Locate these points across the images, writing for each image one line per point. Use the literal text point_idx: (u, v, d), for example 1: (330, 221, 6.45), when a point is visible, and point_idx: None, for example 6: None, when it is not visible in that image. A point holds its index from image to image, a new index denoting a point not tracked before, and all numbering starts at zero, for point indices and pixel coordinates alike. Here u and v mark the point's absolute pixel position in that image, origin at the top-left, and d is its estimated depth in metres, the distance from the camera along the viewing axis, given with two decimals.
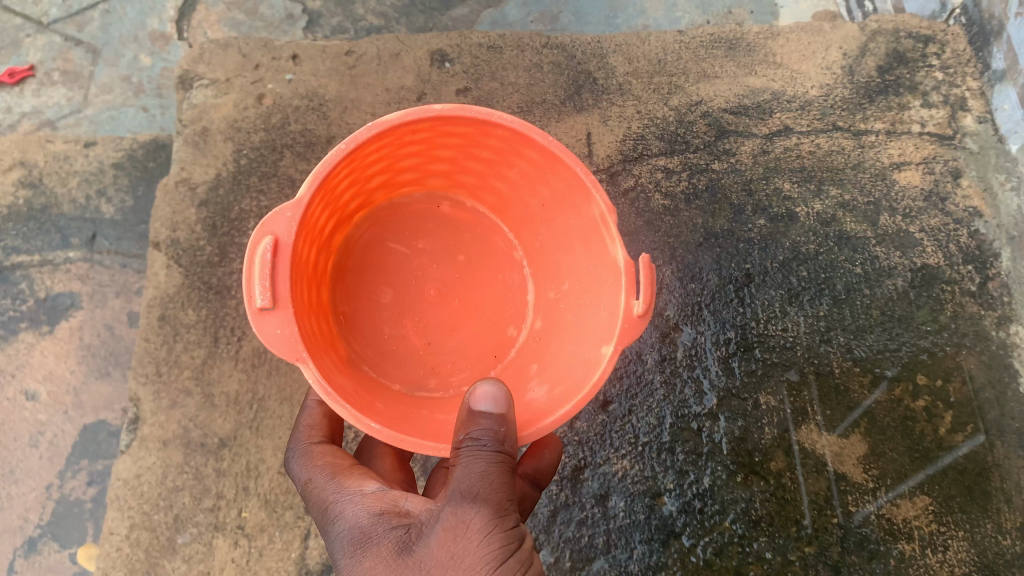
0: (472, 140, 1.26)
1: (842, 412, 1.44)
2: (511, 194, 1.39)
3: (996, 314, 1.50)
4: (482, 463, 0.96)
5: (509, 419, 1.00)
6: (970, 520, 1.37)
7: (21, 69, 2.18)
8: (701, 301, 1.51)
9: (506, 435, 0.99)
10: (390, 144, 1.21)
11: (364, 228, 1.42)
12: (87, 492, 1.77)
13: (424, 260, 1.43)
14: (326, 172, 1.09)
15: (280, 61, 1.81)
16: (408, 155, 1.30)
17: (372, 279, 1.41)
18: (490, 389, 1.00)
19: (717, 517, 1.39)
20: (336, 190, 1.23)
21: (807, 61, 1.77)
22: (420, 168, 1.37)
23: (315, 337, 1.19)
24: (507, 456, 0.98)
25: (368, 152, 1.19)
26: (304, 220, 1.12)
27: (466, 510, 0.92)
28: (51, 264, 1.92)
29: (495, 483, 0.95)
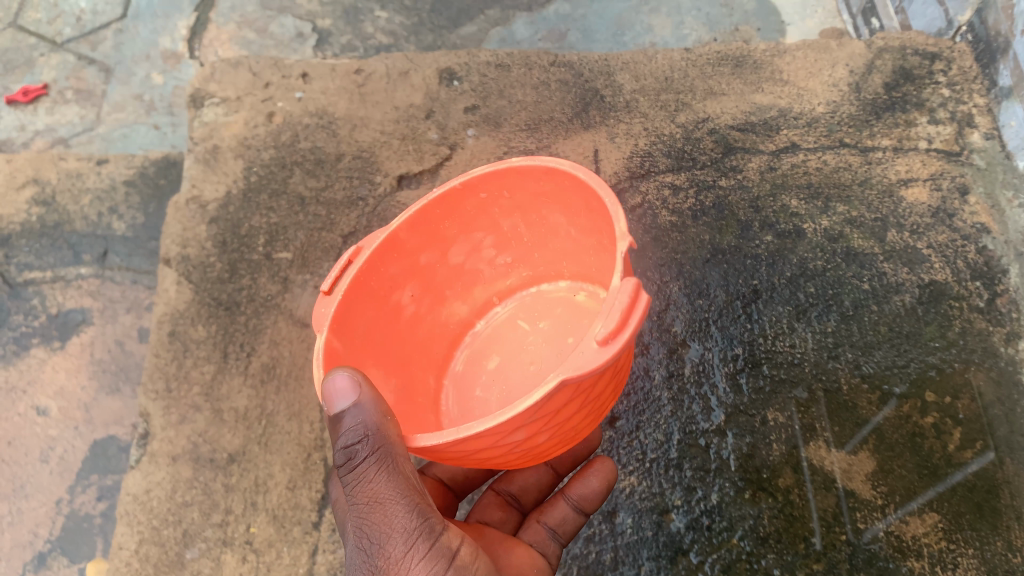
0: (564, 202, 1.31)
1: (850, 429, 1.41)
2: (614, 276, 1.33)
3: (1004, 330, 1.47)
4: (369, 483, 0.96)
5: (368, 406, 0.98)
6: (980, 537, 1.31)
7: (35, 87, 2.29)
8: (708, 317, 1.52)
9: (372, 431, 0.97)
10: (490, 200, 1.34)
11: (506, 308, 1.52)
12: (97, 507, 1.73)
13: (539, 343, 1.44)
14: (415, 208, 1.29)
15: (289, 79, 1.86)
16: (527, 225, 1.41)
17: (492, 350, 1.48)
18: (335, 389, 0.98)
19: (725, 534, 1.36)
20: (449, 242, 1.39)
21: (814, 77, 1.81)
22: (549, 246, 1.44)
23: (381, 352, 1.32)
24: (386, 449, 0.97)
25: (470, 204, 1.34)
26: (400, 250, 1.32)
27: (382, 543, 0.96)
28: (63, 280, 1.95)
29: (393, 496, 0.96)
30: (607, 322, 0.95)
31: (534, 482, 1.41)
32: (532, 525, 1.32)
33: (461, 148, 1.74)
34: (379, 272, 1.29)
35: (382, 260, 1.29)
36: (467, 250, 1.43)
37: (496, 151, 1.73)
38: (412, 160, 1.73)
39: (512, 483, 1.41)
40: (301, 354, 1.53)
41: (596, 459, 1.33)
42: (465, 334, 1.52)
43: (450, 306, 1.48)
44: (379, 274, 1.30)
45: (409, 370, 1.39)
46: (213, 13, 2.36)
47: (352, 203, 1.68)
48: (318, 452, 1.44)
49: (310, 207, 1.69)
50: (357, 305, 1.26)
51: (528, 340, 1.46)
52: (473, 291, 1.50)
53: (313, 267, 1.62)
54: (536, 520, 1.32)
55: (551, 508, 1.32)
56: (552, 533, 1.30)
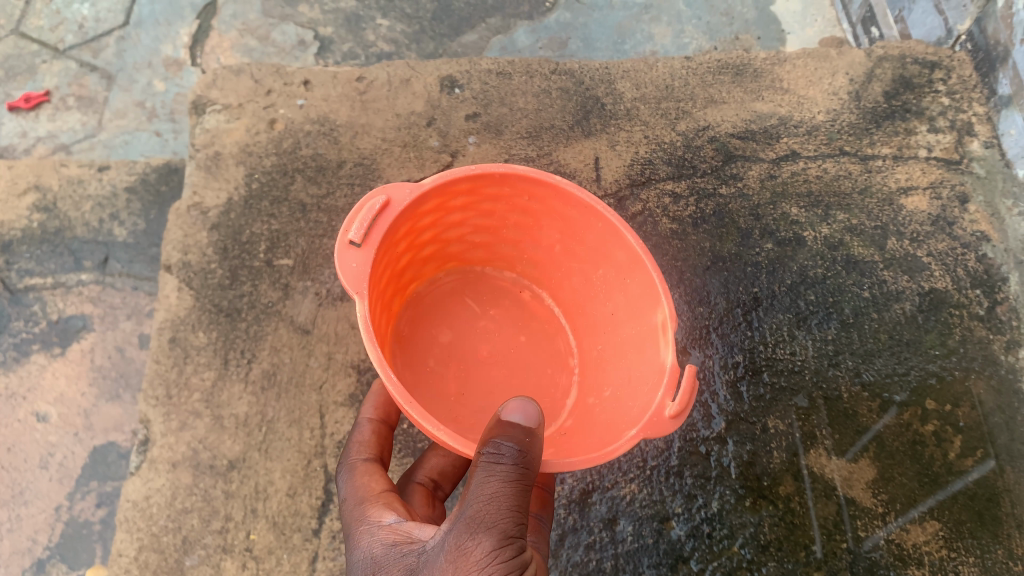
0: (577, 233, 1.33)
1: (850, 437, 1.41)
2: (592, 300, 1.40)
3: (1004, 338, 1.48)
4: (495, 480, 0.92)
5: (539, 436, 0.96)
6: (981, 545, 1.33)
7: (37, 94, 2.29)
8: (709, 324, 1.51)
9: (532, 446, 0.95)
10: (511, 196, 1.30)
11: (450, 277, 1.49)
12: (96, 514, 1.75)
13: (488, 330, 1.45)
14: (454, 179, 1.20)
15: (292, 86, 1.87)
16: (519, 223, 1.39)
17: (438, 318, 1.44)
18: (524, 404, 0.97)
19: (726, 542, 1.36)
20: (447, 212, 1.31)
21: (814, 86, 1.81)
22: (522, 246, 1.44)
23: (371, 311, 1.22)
24: (529, 469, 0.94)
25: (492, 193, 1.29)
26: (413, 213, 1.22)
27: (477, 531, 0.90)
28: (64, 287, 1.94)
29: (508, 503, 0.92)
30: (670, 396, 1.08)
31: None
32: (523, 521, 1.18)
33: (462, 156, 1.76)
34: (394, 230, 1.19)
35: (400, 217, 1.19)
36: (456, 219, 1.35)
37: (497, 158, 1.74)
38: (413, 167, 1.74)
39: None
40: (300, 361, 1.53)
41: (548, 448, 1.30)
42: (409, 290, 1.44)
43: (414, 265, 1.39)
44: (393, 231, 1.19)
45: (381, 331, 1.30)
46: (214, 20, 2.37)
47: None
48: (319, 459, 1.45)
49: (312, 214, 1.69)
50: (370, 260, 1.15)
51: (472, 318, 1.45)
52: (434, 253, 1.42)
53: (314, 274, 1.63)
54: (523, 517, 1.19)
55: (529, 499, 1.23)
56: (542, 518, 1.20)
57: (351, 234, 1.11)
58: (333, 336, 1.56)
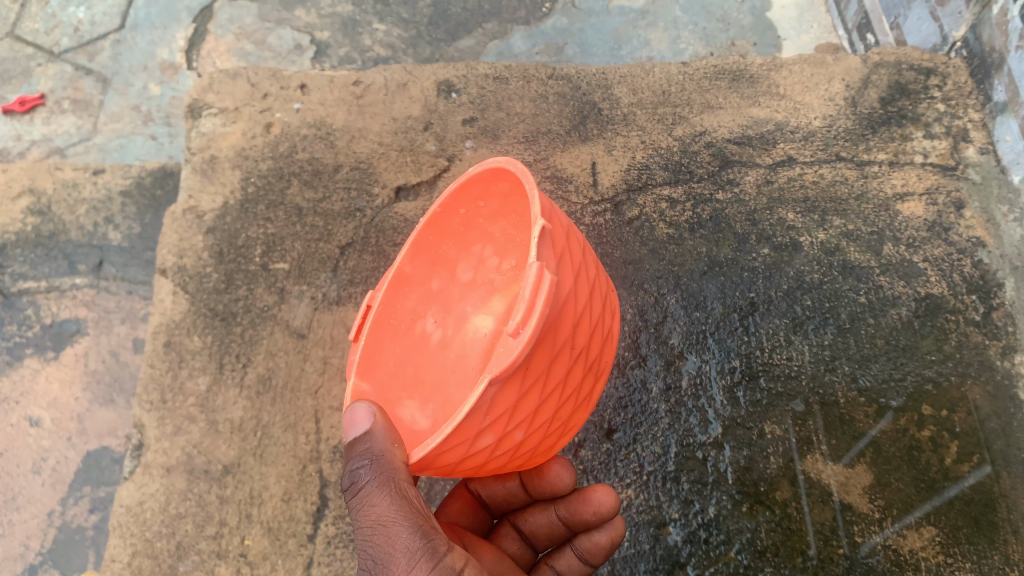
0: (523, 198, 1.26)
1: (847, 442, 1.41)
2: None
3: (1000, 343, 1.48)
4: (372, 506, 1.00)
5: (382, 433, 1.06)
6: (978, 551, 1.32)
7: (32, 97, 2.30)
8: (705, 330, 1.52)
9: (378, 456, 1.03)
10: (471, 215, 1.36)
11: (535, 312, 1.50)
12: (89, 519, 1.73)
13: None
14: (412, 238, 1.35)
15: (288, 90, 1.86)
16: (514, 227, 1.39)
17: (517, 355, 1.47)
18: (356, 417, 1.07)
19: (722, 547, 1.36)
20: (452, 259, 1.44)
21: (810, 92, 1.81)
22: (539, 243, 1.39)
23: (411, 379, 1.39)
24: (388, 473, 1.02)
25: (458, 222, 1.37)
26: (408, 282, 1.38)
27: (383, 561, 0.98)
28: (58, 290, 1.94)
29: (395, 517, 0.99)
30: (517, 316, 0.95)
31: (544, 525, 1.38)
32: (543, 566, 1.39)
33: (460, 160, 1.75)
34: (396, 307, 1.37)
35: (394, 294, 1.36)
36: (473, 264, 1.48)
37: None
38: (410, 171, 1.73)
39: (523, 522, 1.41)
40: (296, 365, 1.52)
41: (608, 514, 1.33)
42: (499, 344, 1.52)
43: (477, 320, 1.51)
44: (397, 311, 1.37)
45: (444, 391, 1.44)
46: (211, 25, 2.36)
47: (350, 214, 1.68)
48: (314, 464, 1.44)
49: (308, 218, 1.68)
50: (383, 340, 1.34)
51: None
52: (493, 301, 1.51)
53: (310, 277, 1.61)
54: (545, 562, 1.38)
55: (560, 555, 1.37)
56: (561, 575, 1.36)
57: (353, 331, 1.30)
58: (329, 340, 1.54)
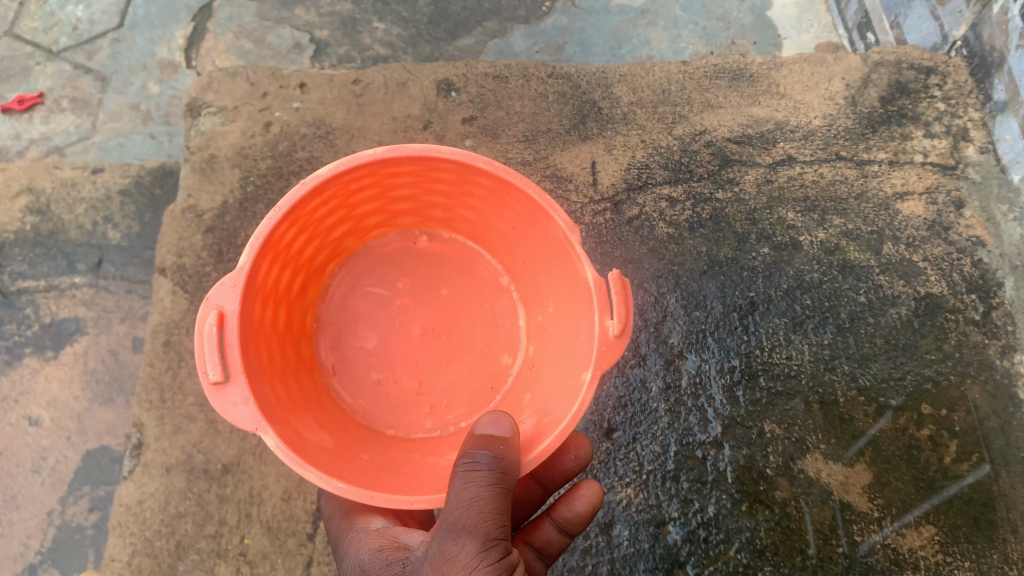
0: (426, 175, 1.32)
1: (846, 441, 1.41)
2: (487, 224, 1.44)
3: (999, 343, 1.49)
4: (474, 485, 0.97)
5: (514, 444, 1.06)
6: (976, 550, 1.33)
7: (31, 96, 2.29)
8: (705, 329, 1.51)
9: (505, 455, 1.02)
10: (331, 194, 1.26)
11: (339, 279, 1.46)
12: (88, 519, 1.74)
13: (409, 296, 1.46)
14: (262, 236, 1.14)
15: (287, 88, 1.85)
16: (376, 197, 1.36)
17: (358, 325, 1.45)
18: (497, 417, 1.08)
19: (722, 546, 1.36)
20: (290, 245, 1.26)
21: (810, 91, 1.81)
22: (393, 204, 1.42)
23: (284, 401, 1.23)
24: (503, 472, 1.00)
25: (311, 205, 1.24)
26: (251, 288, 1.17)
27: (460, 535, 0.93)
28: (57, 290, 1.93)
29: (488, 503, 0.96)
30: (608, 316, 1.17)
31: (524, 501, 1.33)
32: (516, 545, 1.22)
33: None
34: (245, 323, 1.15)
35: (244, 305, 1.15)
36: (304, 245, 1.32)
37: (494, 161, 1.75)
38: None
39: None
40: None
41: (581, 482, 1.27)
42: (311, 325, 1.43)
43: (297, 304, 1.37)
44: (245, 324, 1.16)
45: (305, 392, 1.32)
46: (210, 23, 2.36)
47: None
48: None
49: None
50: (247, 363, 1.13)
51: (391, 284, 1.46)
52: (312, 281, 1.40)
53: None
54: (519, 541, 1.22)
55: (533, 529, 1.23)
56: (536, 555, 1.22)
57: (210, 377, 1.06)
58: None
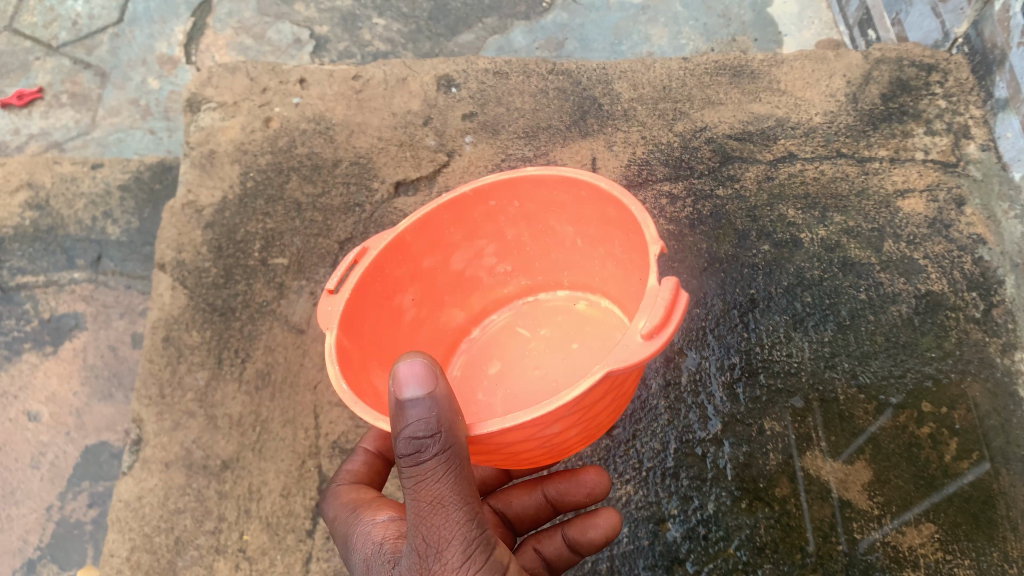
0: (573, 215, 1.30)
1: (847, 439, 1.41)
2: (613, 281, 1.34)
3: (1001, 340, 1.48)
4: (433, 483, 0.87)
5: (441, 399, 0.87)
6: (976, 548, 1.31)
7: (31, 91, 2.28)
8: (705, 326, 1.52)
9: (447, 430, 0.86)
10: (498, 209, 1.32)
11: (503, 315, 1.48)
12: (88, 514, 1.73)
13: (511, 370, 1.40)
14: (428, 212, 1.26)
15: (287, 85, 1.85)
16: (531, 235, 1.39)
17: (493, 353, 1.44)
18: (414, 372, 0.86)
19: (722, 544, 1.35)
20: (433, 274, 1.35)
21: (811, 88, 1.81)
22: (552, 256, 1.42)
23: (378, 350, 1.24)
24: (455, 455, 0.87)
25: (479, 212, 1.31)
26: (399, 254, 1.26)
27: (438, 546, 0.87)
28: (56, 285, 1.93)
29: (455, 500, 0.87)
30: (648, 315, 0.97)
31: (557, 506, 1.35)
32: (526, 551, 1.25)
33: (459, 155, 1.74)
34: (383, 273, 1.24)
35: (387, 260, 1.24)
36: (470, 257, 1.39)
37: (493, 157, 1.73)
38: (409, 166, 1.72)
39: (507, 505, 1.30)
40: (295, 361, 1.52)
41: (587, 466, 1.26)
42: (459, 339, 1.46)
43: (448, 311, 1.42)
44: (385, 275, 1.25)
45: None
46: (210, 19, 2.36)
47: (349, 209, 1.67)
48: (313, 459, 1.43)
49: (306, 213, 1.67)
50: (363, 303, 1.21)
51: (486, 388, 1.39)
52: (472, 300, 1.45)
53: (310, 273, 1.60)
54: (530, 547, 1.25)
55: (547, 538, 1.24)
56: (546, 563, 1.24)
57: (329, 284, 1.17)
58: None
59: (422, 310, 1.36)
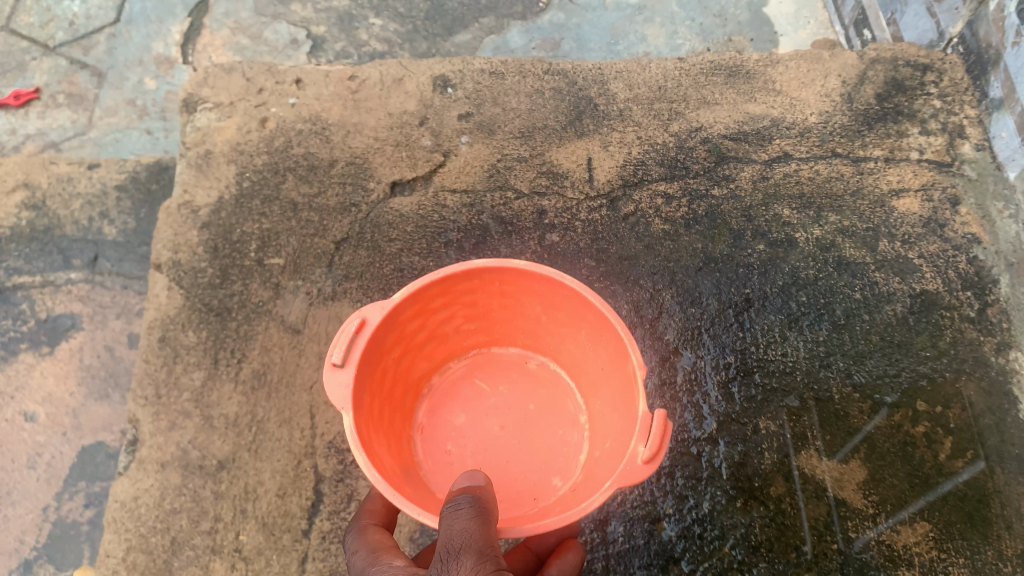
0: (553, 301, 1.32)
1: (842, 438, 1.42)
2: (579, 359, 1.40)
3: (995, 340, 1.49)
4: (460, 517, 0.96)
5: (487, 490, 1.04)
6: (971, 546, 1.33)
7: (27, 91, 2.27)
8: (700, 325, 1.51)
9: (483, 496, 1.00)
10: (481, 284, 1.30)
11: (459, 364, 1.49)
12: (84, 514, 1.73)
13: (475, 426, 1.43)
14: (422, 286, 1.21)
15: (283, 84, 1.84)
16: (502, 304, 1.38)
17: (454, 404, 1.46)
18: (472, 474, 1.07)
19: (717, 543, 1.36)
20: (411, 336, 1.32)
21: (806, 88, 1.81)
22: (517, 322, 1.43)
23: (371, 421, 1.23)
24: (486, 509, 0.98)
25: (464, 285, 1.29)
26: (392, 323, 1.23)
27: (456, 554, 0.90)
28: (53, 285, 1.93)
29: (478, 530, 0.94)
30: (644, 442, 1.09)
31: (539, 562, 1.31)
32: None
33: (455, 155, 1.74)
34: (374, 347, 1.21)
35: (379, 334, 1.20)
36: (445, 317, 1.37)
37: (489, 157, 1.73)
38: (405, 166, 1.73)
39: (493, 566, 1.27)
40: (291, 360, 1.52)
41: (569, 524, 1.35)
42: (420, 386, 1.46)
43: (417, 364, 1.41)
44: (376, 347, 1.22)
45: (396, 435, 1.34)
46: (206, 19, 2.36)
47: (345, 209, 1.67)
48: (308, 459, 1.44)
49: (302, 214, 1.67)
50: (360, 377, 1.18)
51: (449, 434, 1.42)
52: (436, 353, 1.44)
53: (305, 273, 1.61)
54: None
55: None
56: None
57: (334, 358, 1.13)
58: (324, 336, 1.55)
59: (400, 367, 1.34)
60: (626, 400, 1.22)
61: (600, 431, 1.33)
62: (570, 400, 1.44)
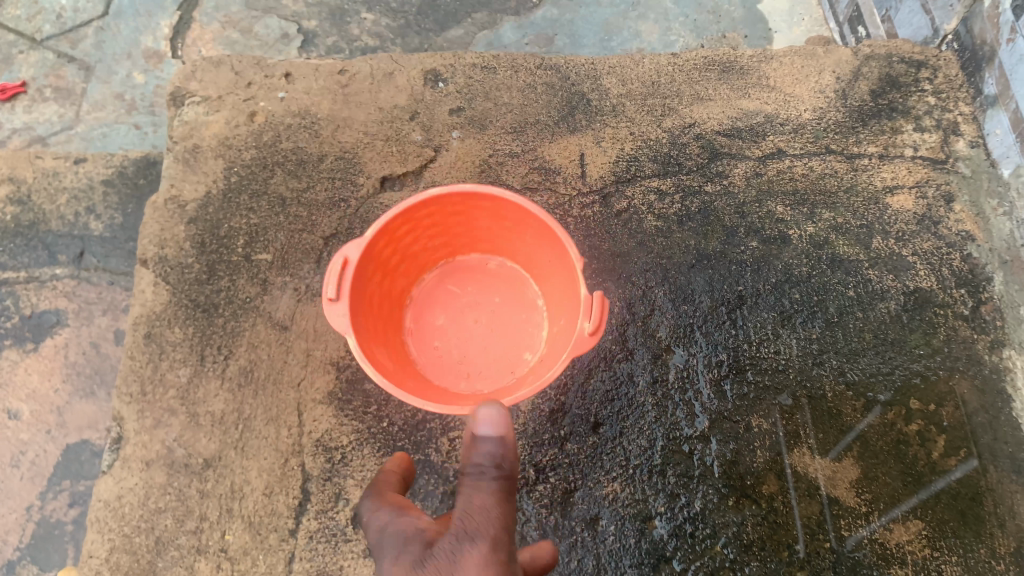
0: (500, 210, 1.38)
1: (834, 435, 1.40)
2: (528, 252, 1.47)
3: (989, 337, 1.48)
4: (490, 464, 0.96)
5: (510, 441, 0.99)
6: (964, 544, 1.32)
7: (13, 84, 2.24)
8: (693, 323, 1.50)
9: (511, 463, 0.98)
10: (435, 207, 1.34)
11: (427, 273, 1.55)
12: (68, 514, 1.72)
13: (453, 328, 1.50)
14: (388, 219, 1.25)
15: (272, 79, 1.82)
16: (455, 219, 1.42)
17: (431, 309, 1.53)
18: (493, 414, 1.00)
19: (709, 541, 1.35)
20: (387, 259, 1.37)
21: (800, 84, 1.80)
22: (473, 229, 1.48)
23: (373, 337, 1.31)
24: (512, 476, 0.97)
25: (422, 209, 1.33)
26: (369, 253, 1.27)
27: (479, 490, 0.93)
28: (38, 281, 1.91)
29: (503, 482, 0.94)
30: (587, 318, 1.18)
31: None
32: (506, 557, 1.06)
33: (446, 150, 1.72)
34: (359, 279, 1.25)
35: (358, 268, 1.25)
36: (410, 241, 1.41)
37: (482, 153, 1.71)
38: (395, 162, 1.71)
39: None
40: (279, 357, 1.50)
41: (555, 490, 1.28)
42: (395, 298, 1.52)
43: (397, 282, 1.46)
44: (360, 280, 1.26)
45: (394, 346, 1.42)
46: (196, 12, 2.34)
47: (334, 205, 1.65)
48: (296, 458, 1.42)
49: (291, 209, 1.65)
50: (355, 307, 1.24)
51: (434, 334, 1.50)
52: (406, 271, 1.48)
53: (294, 269, 1.59)
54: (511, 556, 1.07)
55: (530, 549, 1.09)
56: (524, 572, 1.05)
57: (328, 294, 1.17)
58: (311, 332, 1.52)
59: (385, 290, 1.38)
60: (572, 291, 1.31)
61: (556, 311, 1.42)
62: (531, 283, 1.52)
